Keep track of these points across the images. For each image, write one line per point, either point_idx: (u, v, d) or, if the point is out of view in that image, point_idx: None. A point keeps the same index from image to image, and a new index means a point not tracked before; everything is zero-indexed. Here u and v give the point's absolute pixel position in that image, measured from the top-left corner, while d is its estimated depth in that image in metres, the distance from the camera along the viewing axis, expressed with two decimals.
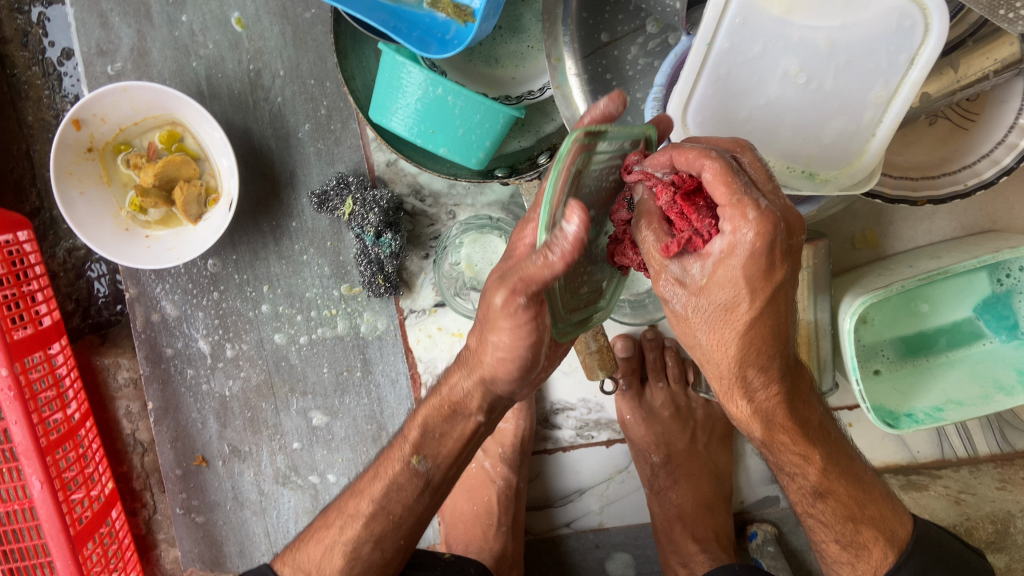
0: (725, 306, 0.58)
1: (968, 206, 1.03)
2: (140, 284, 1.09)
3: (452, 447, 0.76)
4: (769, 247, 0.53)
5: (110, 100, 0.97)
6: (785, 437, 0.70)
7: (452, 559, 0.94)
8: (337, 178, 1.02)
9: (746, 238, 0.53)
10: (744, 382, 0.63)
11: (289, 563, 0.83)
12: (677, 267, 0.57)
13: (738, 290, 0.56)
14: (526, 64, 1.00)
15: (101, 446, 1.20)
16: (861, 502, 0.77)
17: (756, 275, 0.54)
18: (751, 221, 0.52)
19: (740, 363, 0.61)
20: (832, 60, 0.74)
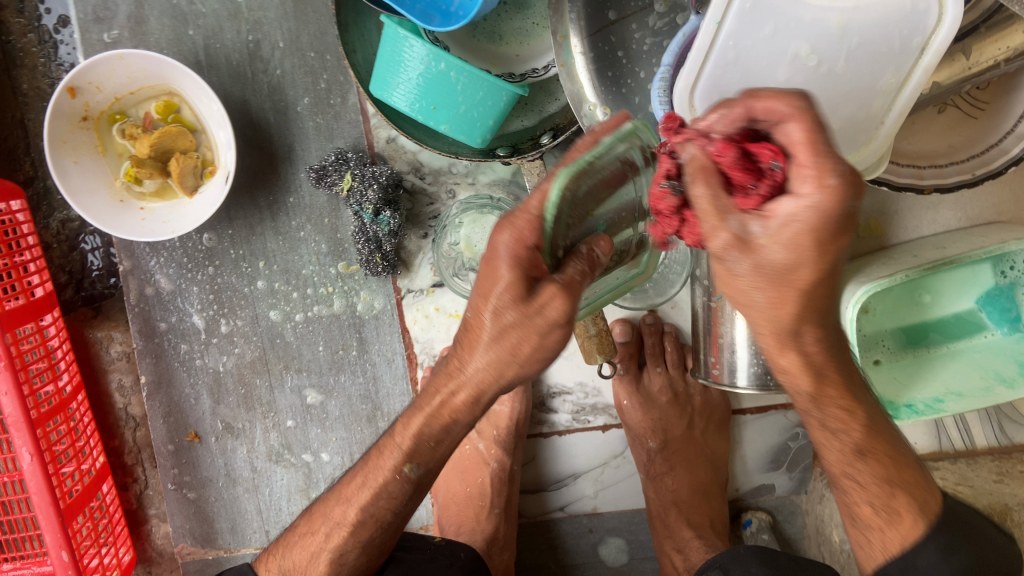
0: (790, 278, 0.51)
1: (975, 196, 1.02)
2: (134, 257, 1.07)
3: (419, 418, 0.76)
4: (855, 205, 0.46)
5: (105, 68, 0.95)
6: (833, 390, 0.67)
7: (441, 543, 0.93)
8: (337, 154, 1.01)
9: (823, 190, 0.45)
10: (798, 338, 0.59)
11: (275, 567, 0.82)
12: (736, 220, 0.49)
13: (805, 252, 0.48)
14: (530, 42, 0.98)
15: (92, 419, 1.19)
16: (894, 480, 0.70)
17: (841, 228, 0.47)
18: (833, 186, 0.45)
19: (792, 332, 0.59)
20: (845, 43, 0.72)
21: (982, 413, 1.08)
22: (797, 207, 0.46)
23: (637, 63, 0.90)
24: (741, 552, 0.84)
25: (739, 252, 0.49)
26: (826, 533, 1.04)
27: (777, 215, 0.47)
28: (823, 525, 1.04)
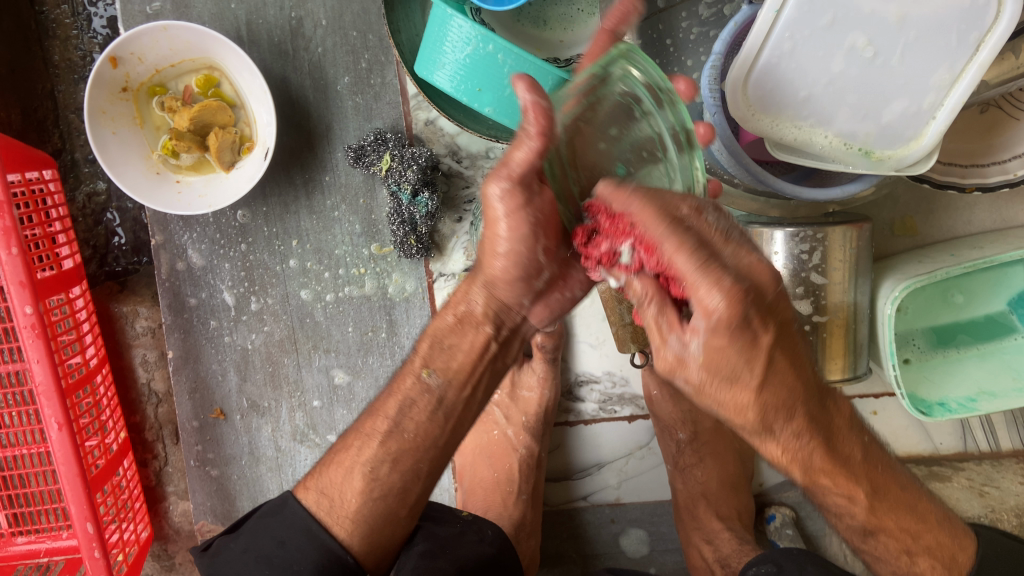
0: (743, 377, 0.58)
1: (1011, 198, 1.02)
2: (167, 231, 1.07)
3: (463, 361, 0.74)
4: (746, 311, 0.54)
5: (149, 40, 0.94)
6: (826, 478, 0.69)
7: (469, 518, 0.91)
8: (375, 134, 1.00)
9: (718, 315, 0.53)
10: (776, 430, 0.63)
11: (315, 491, 0.76)
12: (676, 340, 0.57)
13: (730, 358, 0.56)
14: (575, 28, 0.98)
15: (115, 394, 1.19)
16: (914, 532, 0.74)
17: (738, 343, 0.55)
18: (724, 289, 0.53)
19: (764, 422, 0.62)
20: (903, 36, 0.72)
21: (1008, 416, 1.08)
22: (717, 308, 0.53)
23: (682, 52, 0.90)
24: (794, 551, 0.83)
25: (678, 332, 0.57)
26: None
27: (704, 319, 0.54)
28: None
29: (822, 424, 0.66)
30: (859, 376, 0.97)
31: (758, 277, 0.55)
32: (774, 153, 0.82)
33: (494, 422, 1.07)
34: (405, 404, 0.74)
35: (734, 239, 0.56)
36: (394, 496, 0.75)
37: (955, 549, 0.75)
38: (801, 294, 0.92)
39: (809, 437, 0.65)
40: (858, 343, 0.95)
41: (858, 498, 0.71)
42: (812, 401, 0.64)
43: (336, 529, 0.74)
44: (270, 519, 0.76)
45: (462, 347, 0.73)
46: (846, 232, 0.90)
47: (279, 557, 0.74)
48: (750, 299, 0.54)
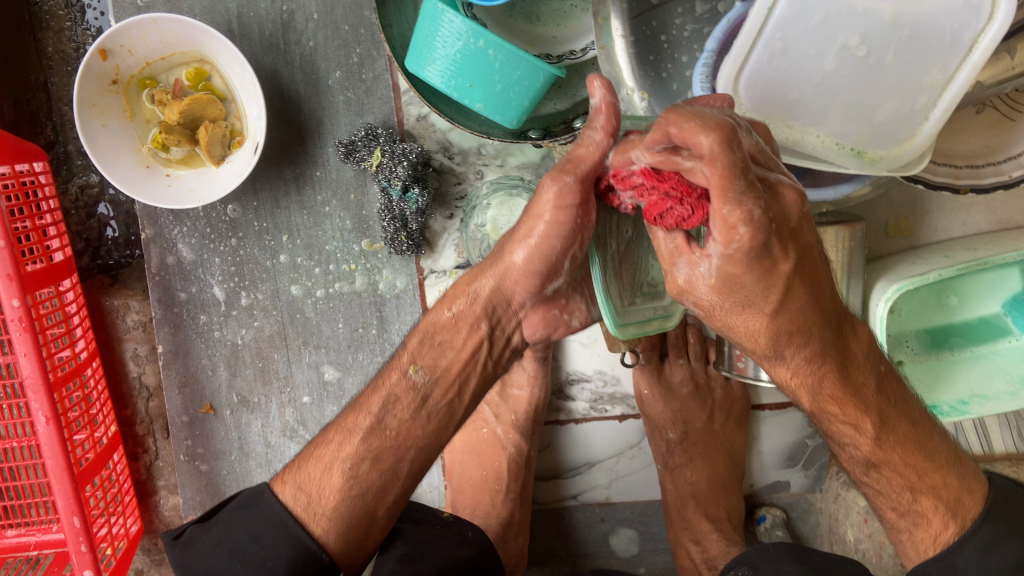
0: (754, 298, 0.61)
1: (1007, 199, 1.01)
2: (157, 225, 1.06)
3: (453, 359, 0.77)
4: (768, 231, 0.55)
5: (138, 32, 0.94)
6: (838, 407, 0.70)
7: (450, 519, 0.92)
8: (366, 129, 1.00)
9: (739, 240, 0.55)
10: (789, 351, 0.66)
11: (292, 485, 0.75)
12: (685, 263, 0.61)
13: (751, 272, 0.58)
14: (568, 24, 0.97)
15: (105, 388, 1.19)
16: (921, 469, 0.72)
17: (753, 270, 0.58)
18: (746, 217, 0.53)
19: (777, 338, 0.66)
20: (895, 35, 0.71)
21: (1002, 418, 1.08)
22: (724, 242, 0.56)
23: (675, 49, 0.89)
24: (770, 550, 0.82)
25: (688, 257, 0.61)
26: (841, 532, 1.04)
27: (714, 247, 0.57)
28: (839, 523, 1.05)
29: (835, 352, 0.68)
30: None
31: (789, 208, 0.57)
32: None
33: (483, 420, 1.06)
34: (389, 401, 0.76)
35: (750, 169, 0.51)
36: (373, 494, 0.75)
37: (962, 491, 0.72)
38: None
39: (821, 360, 0.68)
40: None
41: (865, 428, 0.71)
42: (828, 327, 0.66)
43: (312, 525, 0.73)
44: (243, 512, 0.76)
45: (453, 345, 0.77)
46: (838, 232, 0.90)
47: (252, 552, 0.73)
48: (772, 224, 0.55)
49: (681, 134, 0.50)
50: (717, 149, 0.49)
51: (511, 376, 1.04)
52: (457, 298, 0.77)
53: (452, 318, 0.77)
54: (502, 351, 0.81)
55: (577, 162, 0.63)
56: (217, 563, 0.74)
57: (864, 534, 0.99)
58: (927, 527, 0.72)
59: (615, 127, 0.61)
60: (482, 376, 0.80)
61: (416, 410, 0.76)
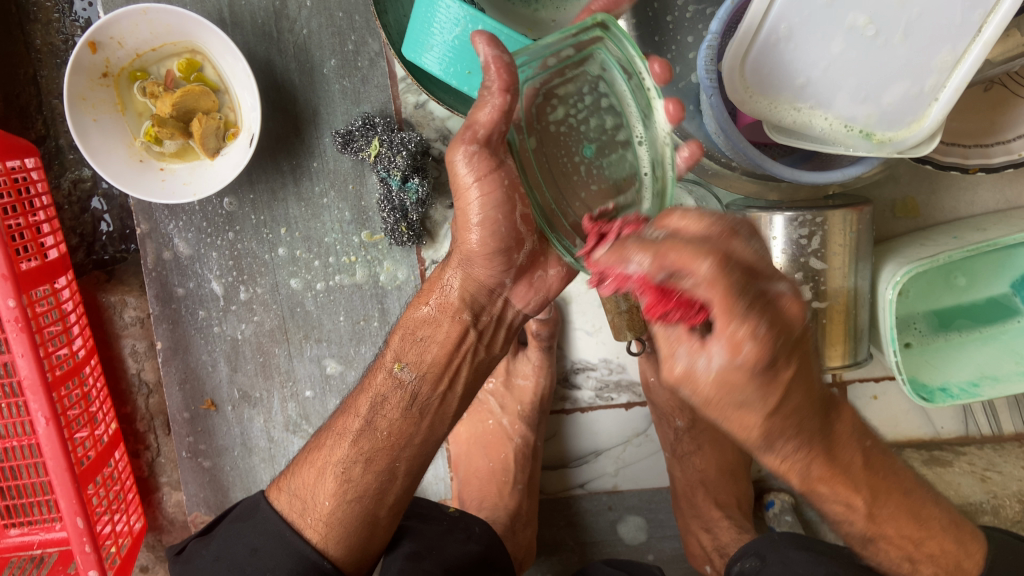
0: (762, 409, 0.53)
1: (1015, 177, 0.99)
2: (153, 220, 1.04)
3: (438, 353, 0.78)
4: (767, 358, 0.49)
5: (128, 23, 0.91)
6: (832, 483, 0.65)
7: (457, 514, 0.92)
8: (363, 118, 0.98)
9: (745, 356, 0.48)
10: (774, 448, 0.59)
11: (286, 493, 0.79)
12: (686, 356, 0.51)
13: (748, 395, 0.52)
14: (567, 8, 0.95)
15: (104, 385, 1.17)
16: (916, 539, 0.70)
17: (756, 382, 0.50)
18: (754, 342, 0.48)
19: (766, 440, 0.58)
20: (905, 14, 0.70)
21: (1011, 399, 1.07)
22: (717, 366, 0.50)
23: (678, 31, 0.88)
24: (777, 538, 0.83)
25: (690, 347, 0.51)
26: None
27: (712, 365, 0.50)
28: None
29: (822, 434, 0.61)
30: (859, 363, 0.95)
31: (791, 321, 0.51)
32: (773, 136, 0.79)
33: (489, 411, 1.06)
34: (377, 402, 0.78)
35: (727, 257, 0.47)
36: (370, 496, 0.76)
37: (959, 556, 0.71)
38: (801, 280, 0.90)
39: (808, 448, 0.61)
40: (858, 329, 0.94)
41: (856, 505, 0.67)
42: (816, 415, 0.59)
43: (308, 531, 0.76)
44: (242, 524, 0.78)
45: (437, 338, 0.78)
46: (846, 216, 0.88)
47: (252, 564, 0.75)
48: (780, 340, 0.49)
49: (671, 265, 0.47)
50: (714, 276, 0.46)
51: (515, 366, 1.04)
52: (434, 293, 0.79)
53: (433, 312, 0.79)
54: (495, 334, 0.81)
55: (476, 126, 0.63)
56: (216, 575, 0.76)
57: None
58: None
59: (512, 80, 0.60)
60: (474, 366, 0.80)
61: (407, 408, 0.77)
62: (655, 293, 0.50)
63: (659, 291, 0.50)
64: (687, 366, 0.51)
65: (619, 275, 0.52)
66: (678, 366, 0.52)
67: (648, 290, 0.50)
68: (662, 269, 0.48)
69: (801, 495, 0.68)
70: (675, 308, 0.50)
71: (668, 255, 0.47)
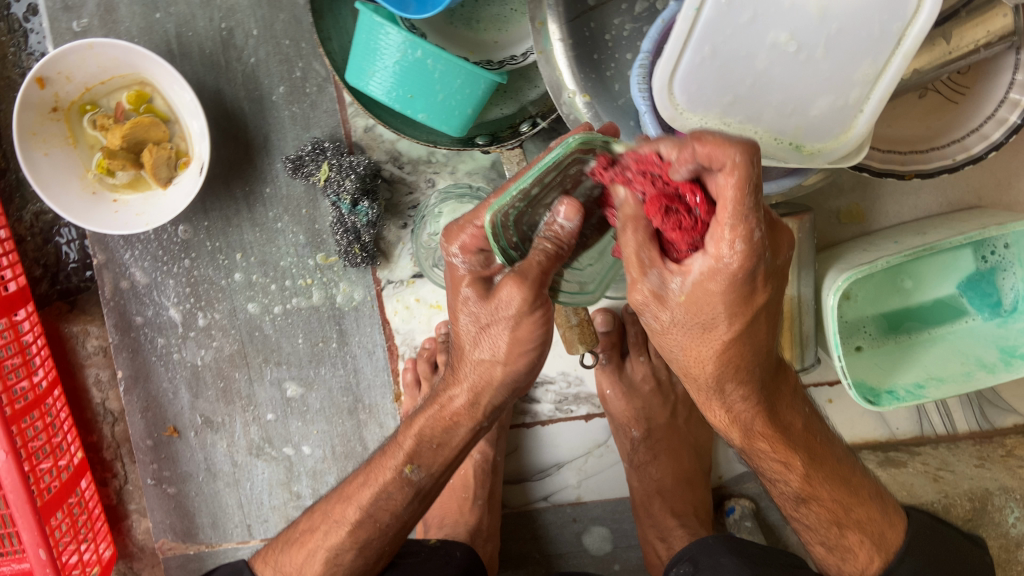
0: (709, 340, 0.59)
1: (956, 180, 1.01)
2: (108, 250, 1.05)
3: (445, 457, 0.75)
4: (751, 275, 0.54)
5: (75, 58, 0.92)
6: (765, 446, 0.71)
7: (436, 544, 0.95)
8: (313, 143, 0.99)
9: (731, 257, 0.53)
10: (722, 394, 0.65)
11: (271, 568, 0.84)
12: (656, 276, 0.57)
13: (715, 311, 0.57)
14: (509, 28, 0.97)
15: (69, 415, 1.18)
16: (847, 505, 0.76)
17: (731, 293, 0.55)
18: (738, 249, 0.52)
19: (718, 377, 0.63)
20: (824, 29, 0.72)
21: (963, 398, 1.08)
22: (705, 266, 0.54)
23: (618, 49, 0.89)
24: (708, 543, 0.84)
25: (656, 304, 0.58)
26: None
27: (691, 274, 0.55)
28: None
29: (767, 392, 0.67)
30: (806, 367, 0.96)
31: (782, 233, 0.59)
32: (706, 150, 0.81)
33: None
34: (382, 494, 0.78)
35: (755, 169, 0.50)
36: (357, 575, 0.81)
37: (883, 526, 0.78)
38: None
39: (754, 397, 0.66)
40: (804, 334, 0.95)
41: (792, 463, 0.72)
42: (765, 368, 0.65)
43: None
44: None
45: (451, 443, 0.74)
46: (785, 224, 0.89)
47: None
48: (761, 256, 0.53)
49: (702, 157, 0.50)
50: (739, 164, 0.49)
51: None
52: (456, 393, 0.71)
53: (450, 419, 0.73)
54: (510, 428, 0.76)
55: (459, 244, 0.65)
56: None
57: None
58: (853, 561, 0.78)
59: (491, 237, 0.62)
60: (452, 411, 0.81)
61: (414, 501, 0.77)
62: (671, 188, 0.54)
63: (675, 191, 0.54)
64: (652, 281, 0.57)
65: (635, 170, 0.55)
66: (643, 283, 0.57)
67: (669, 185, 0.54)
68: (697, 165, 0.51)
69: (740, 453, 0.73)
70: (683, 216, 0.54)
71: (700, 150, 0.50)
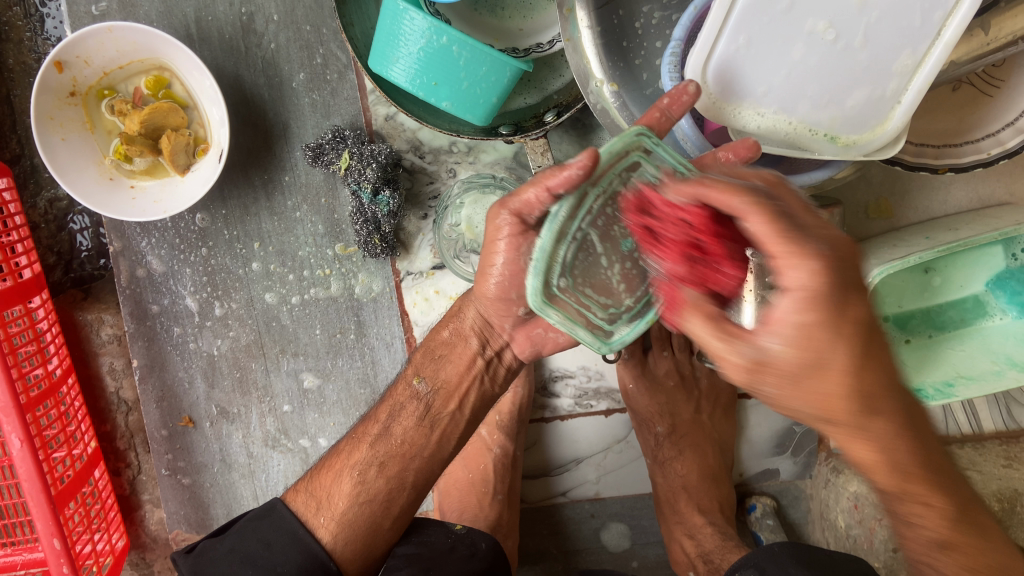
0: (818, 387, 0.45)
1: (987, 176, 0.99)
2: (125, 237, 1.04)
3: (451, 372, 0.80)
4: (841, 299, 0.43)
5: (93, 42, 0.91)
6: (918, 489, 0.52)
7: (463, 531, 0.91)
8: (333, 131, 0.98)
9: (790, 292, 0.43)
10: (869, 426, 0.47)
11: (303, 494, 0.80)
12: (748, 348, 0.45)
13: (823, 351, 0.44)
14: (534, 16, 0.95)
15: (83, 404, 1.17)
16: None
17: (829, 313, 0.43)
18: (814, 268, 0.42)
19: (870, 407, 0.46)
20: (865, 18, 0.69)
21: (989, 397, 1.07)
22: (791, 322, 0.44)
23: (646, 37, 0.87)
24: (776, 551, 0.81)
25: (725, 342, 0.46)
26: (831, 518, 1.04)
27: (774, 328, 0.44)
28: (828, 509, 1.04)
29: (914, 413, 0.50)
30: None
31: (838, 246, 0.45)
32: (740, 141, 0.79)
33: None
34: (395, 410, 0.80)
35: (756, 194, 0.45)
36: (380, 503, 0.77)
37: None
38: None
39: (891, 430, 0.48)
40: None
41: (938, 503, 0.53)
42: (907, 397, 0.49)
43: (320, 531, 0.76)
44: (256, 523, 0.78)
45: (451, 358, 0.80)
46: (816, 218, 0.87)
47: (264, 558, 0.75)
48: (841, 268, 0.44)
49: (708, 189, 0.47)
50: (755, 206, 0.44)
51: None
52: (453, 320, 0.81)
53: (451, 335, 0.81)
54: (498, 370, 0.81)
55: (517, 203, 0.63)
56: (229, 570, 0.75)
57: (855, 520, 0.98)
58: None
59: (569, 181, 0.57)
60: (481, 393, 0.81)
61: (420, 419, 0.79)
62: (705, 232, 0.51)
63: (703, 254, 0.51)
64: (721, 346, 0.46)
65: (665, 235, 0.53)
66: (716, 343, 0.46)
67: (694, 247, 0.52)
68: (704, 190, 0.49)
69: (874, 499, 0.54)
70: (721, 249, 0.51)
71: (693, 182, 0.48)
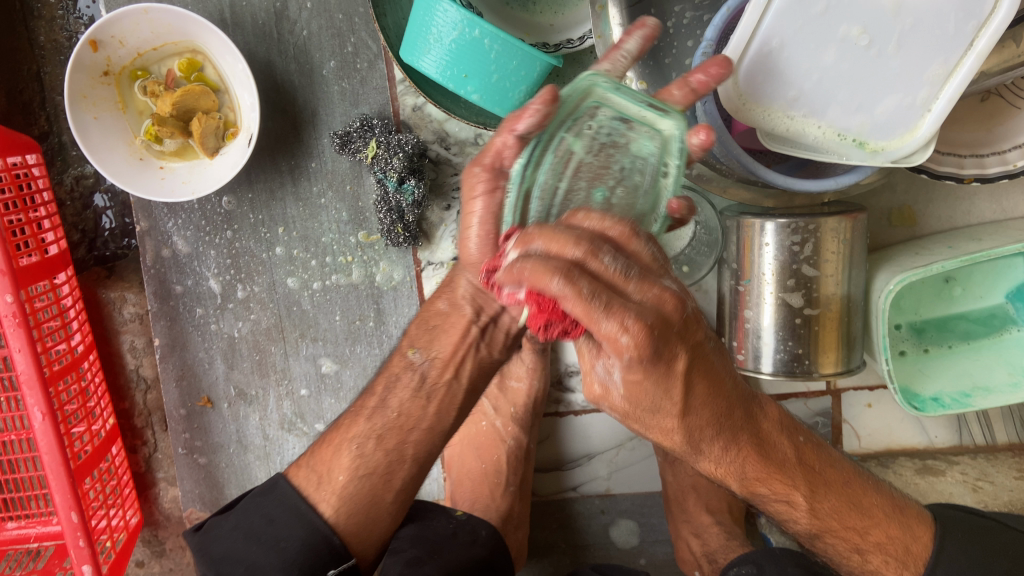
0: (669, 372, 0.54)
1: (1011, 187, 0.99)
2: (152, 217, 1.05)
3: (447, 342, 0.77)
4: (658, 310, 0.50)
5: (129, 23, 0.92)
6: (751, 461, 0.67)
7: (463, 517, 0.93)
8: (361, 120, 0.98)
9: (625, 347, 0.48)
10: (699, 443, 0.62)
11: (304, 469, 0.80)
12: (601, 367, 0.54)
13: (648, 381, 0.53)
14: (565, 12, 0.95)
15: (102, 380, 1.18)
16: (862, 528, 0.73)
17: (650, 374, 0.52)
18: (632, 323, 0.47)
19: (690, 439, 0.61)
20: (898, 25, 0.70)
21: (1004, 409, 1.06)
22: (632, 341, 0.47)
23: (677, 37, 0.88)
24: (775, 551, 0.83)
25: (602, 361, 0.53)
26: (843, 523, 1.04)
27: (625, 348, 0.48)
28: None
29: (739, 424, 0.65)
30: (852, 370, 0.94)
31: (660, 305, 0.50)
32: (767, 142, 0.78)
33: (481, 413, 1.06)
34: (391, 381, 0.78)
35: (628, 282, 0.49)
36: (380, 476, 0.77)
37: (908, 540, 0.74)
38: (792, 287, 0.90)
39: (672, 363, 0.53)
40: (851, 336, 0.93)
41: (798, 501, 0.72)
42: (728, 399, 0.62)
43: (322, 505, 0.76)
44: (260, 499, 0.79)
45: (446, 328, 0.77)
46: (840, 223, 0.88)
47: (266, 533, 0.76)
48: (655, 330, 0.49)
49: (545, 255, 0.49)
50: (567, 285, 0.46)
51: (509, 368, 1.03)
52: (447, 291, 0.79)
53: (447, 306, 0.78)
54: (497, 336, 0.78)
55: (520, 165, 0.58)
56: (234, 546, 0.76)
57: None
58: (878, 571, 0.74)
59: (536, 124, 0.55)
60: (478, 362, 0.78)
61: (415, 390, 0.77)
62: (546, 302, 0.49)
63: (547, 307, 0.50)
64: (630, 339, 0.48)
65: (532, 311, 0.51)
66: (610, 369, 0.52)
67: (539, 307, 0.50)
68: (530, 257, 0.48)
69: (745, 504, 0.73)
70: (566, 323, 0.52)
71: (561, 251, 0.48)
